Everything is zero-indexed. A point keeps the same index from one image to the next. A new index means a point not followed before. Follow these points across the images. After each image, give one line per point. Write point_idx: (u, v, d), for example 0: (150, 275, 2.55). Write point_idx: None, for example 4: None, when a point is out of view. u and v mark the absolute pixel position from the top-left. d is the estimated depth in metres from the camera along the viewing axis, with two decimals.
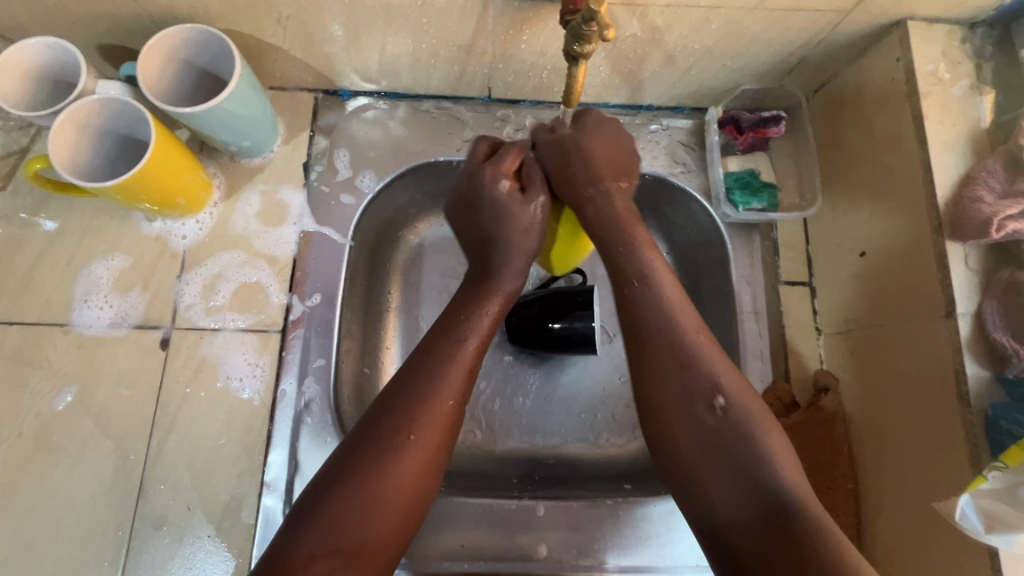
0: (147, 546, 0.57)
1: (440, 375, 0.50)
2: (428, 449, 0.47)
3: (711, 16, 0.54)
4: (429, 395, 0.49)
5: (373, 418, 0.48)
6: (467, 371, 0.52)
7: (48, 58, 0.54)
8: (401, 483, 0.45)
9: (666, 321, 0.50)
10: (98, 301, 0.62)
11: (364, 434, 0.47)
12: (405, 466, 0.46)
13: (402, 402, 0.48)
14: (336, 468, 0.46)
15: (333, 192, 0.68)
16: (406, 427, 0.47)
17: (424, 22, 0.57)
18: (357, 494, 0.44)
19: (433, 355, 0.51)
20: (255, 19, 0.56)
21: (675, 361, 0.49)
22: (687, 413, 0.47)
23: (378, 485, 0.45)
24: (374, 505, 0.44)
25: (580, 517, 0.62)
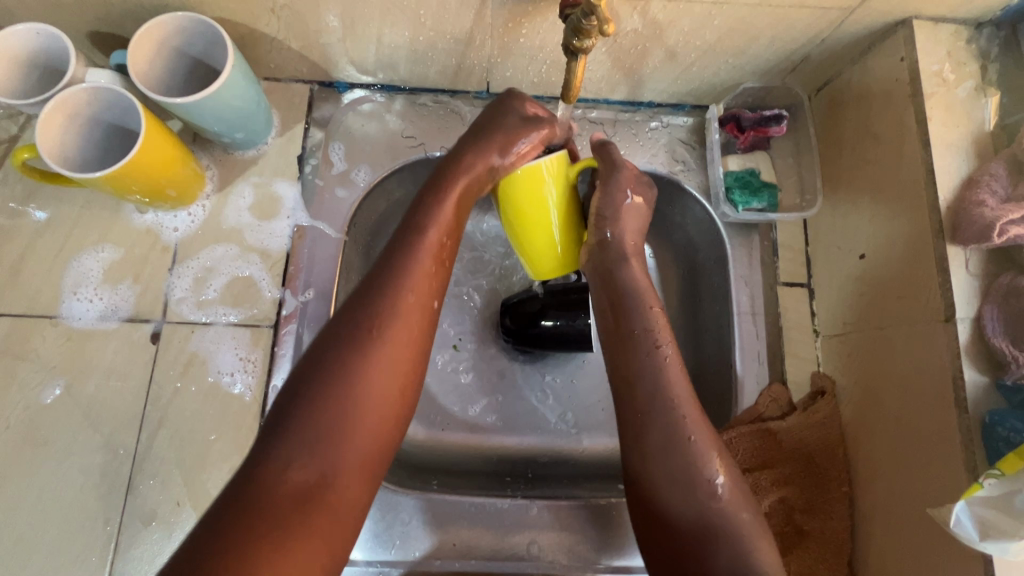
0: (135, 542, 0.56)
1: (405, 273, 0.47)
2: (395, 343, 0.45)
3: (714, 11, 0.53)
4: (391, 292, 0.46)
5: (342, 317, 0.45)
6: (430, 262, 0.48)
7: (37, 46, 0.53)
8: (373, 381, 0.43)
9: (666, 384, 0.49)
10: (88, 293, 0.62)
11: (331, 333, 0.45)
12: (378, 369, 0.44)
13: (365, 300, 0.46)
14: (301, 373, 0.43)
15: (328, 185, 0.67)
16: (378, 328, 0.45)
17: (421, 14, 0.56)
18: (329, 395, 0.42)
19: (396, 253, 0.48)
20: (248, 8, 0.55)
21: (665, 416, 0.49)
22: (683, 495, 0.47)
23: (347, 384, 0.42)
24: (350, 416, 0.42)
25: (573, 517, 0.61)
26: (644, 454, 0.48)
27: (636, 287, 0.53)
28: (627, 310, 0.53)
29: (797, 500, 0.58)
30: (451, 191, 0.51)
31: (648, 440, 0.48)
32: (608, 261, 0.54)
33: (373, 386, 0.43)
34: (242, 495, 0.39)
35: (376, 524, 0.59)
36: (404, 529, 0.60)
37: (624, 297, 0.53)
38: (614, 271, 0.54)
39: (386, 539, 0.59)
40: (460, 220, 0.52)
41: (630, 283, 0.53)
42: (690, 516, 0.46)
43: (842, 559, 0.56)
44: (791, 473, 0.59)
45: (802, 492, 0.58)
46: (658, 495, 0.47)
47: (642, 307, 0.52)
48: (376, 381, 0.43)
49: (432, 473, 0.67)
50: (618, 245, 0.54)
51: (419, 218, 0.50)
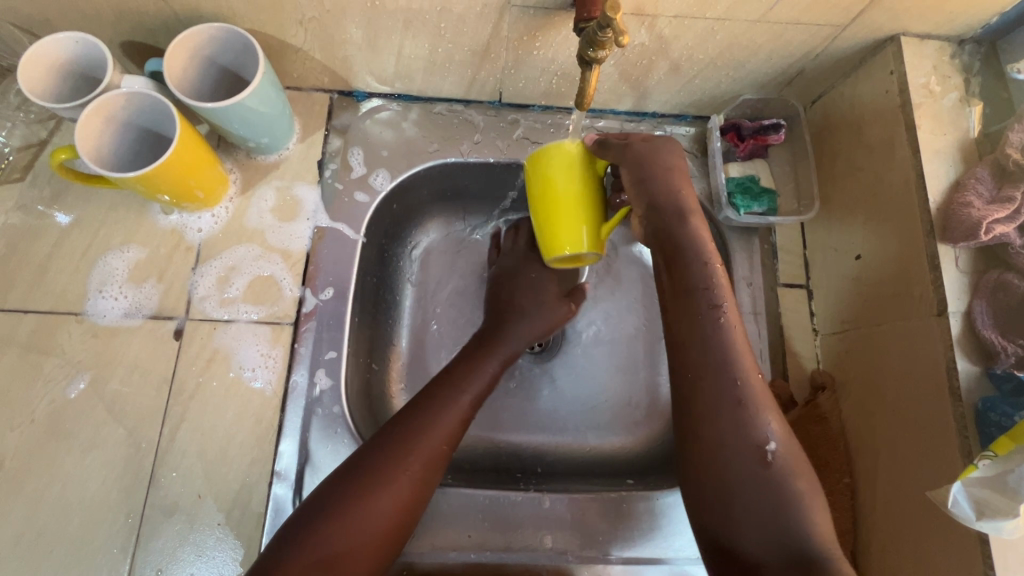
0: (158, 533, 0.57)
1: (438, 418, 0.55)
2: (414, 475, 0.52)
3: (715, 27, 0.57)
4: (420, 428, 0.54)
5: (377, 444, 0.53)
6: (460, 416, 0.57)
7: (76, 53, 0.56)
8: (383, 510, 0.50)
9: (721, 343, 0.50)
10: (112, 291, 0.63)
11: (363, 454, 0.52)
12: (385, 497, 0.50)
13: (396, 435, 0.53)
14: (318, 504, 0.49)
15: (346, 189, 0.70)
16: (401, 458, 0.52)
17: (441, 27, 0.59)
18: (339, 523, 0.48)
19: (437, 398, 0.57)
20: (277, 19, 0.59)
21: (724, 376, 0.49)
22: (735, 454, 0.47)
23: (361, 508, 0.49)
24: (352, 529, 0.48)
25: (584, 511, 0.63)
26: (694, 419, 0.49)
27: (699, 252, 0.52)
28: (684, 268, 0.52)
29: None
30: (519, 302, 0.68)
31: (698, 401, 0.49)
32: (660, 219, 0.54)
33: (378, 516, 0.49)
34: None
35: None
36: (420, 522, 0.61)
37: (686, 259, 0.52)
38: (674, 225, 0.53)
39: None
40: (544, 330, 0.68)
41: (691, 237, 0.53)
42: (744, 481, 0.46)
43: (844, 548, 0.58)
44: None
45: None
46: (715, 466, 0.47)
47: (704, 273, 0.51)
48: (379, 510, 0.49)
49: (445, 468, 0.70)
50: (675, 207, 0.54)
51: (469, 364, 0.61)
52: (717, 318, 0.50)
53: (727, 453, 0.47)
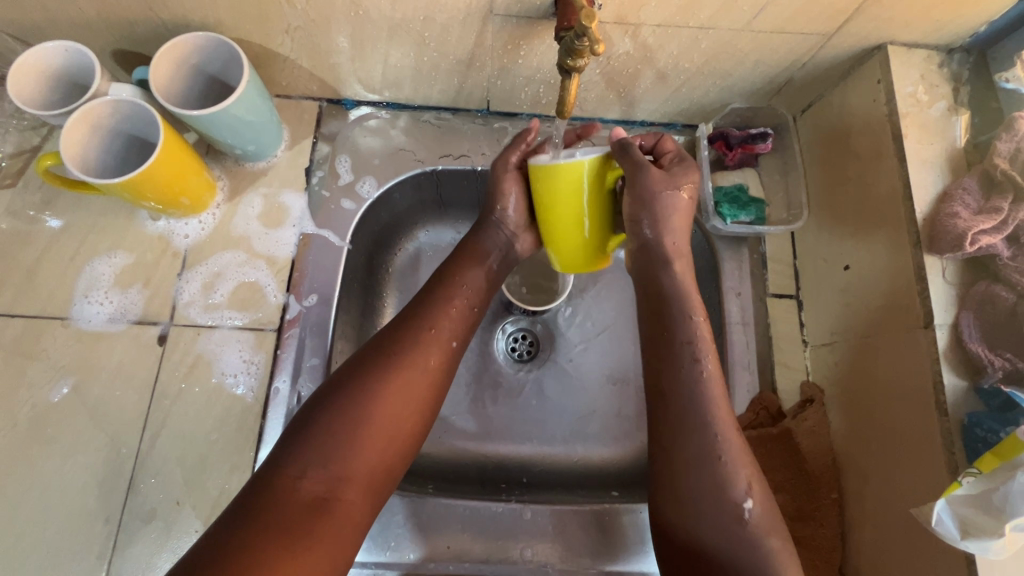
0: (135, 540, 0.57)
1: (435, 311, 0.55)
2: (420, 366, 0.52)
3: (700, 36, 0.58)
4: (418, 323, 0.54)
5: (372, 346, 0.53)
6: (454, 309, 0.57)
7: (64, 62, 0.57)
8: (390, 403, 0.49)
9: (704, 396, 0.50)
10: (98, 296, 0.64)
11: (362, 357, 0.52)
12: (394, 388, 0.50)
13: (394, 335, 0.53)
14: (321, 404, 0.49)
15: (334, 197, 0.70)
16: (401, 351, 0.52)
17: (426, 36, 0.60)
18: (346, 419, 0.48)
19: (431, 294, 0.57)
20: (263, 28, 0.59)
21: (702, 434, 0.49)
22: (715, 507, 0.47)
23: (369, 404, 0.49)
24: (366, 422, 0.48)
25: (567, 522, 0.62)
26: (675, 465, 0.49)
27: (686, 319, 0.53)
28: (666, 313, 0.54)
29: (789, 506, 0.59)
30: (462, 283, 0.59)
31: (680, 458, 0.49)
32: (653, 259, 0.56)
33: (387, 414, 0.49)
34: (266, 484, 0.45)
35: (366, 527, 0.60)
36: (399, 532, 0.60)
37: (670, 320, 0.54)
38: (659, 271, 0.55)
39: (380, 541, 0.60)
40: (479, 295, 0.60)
41: (672, 286, 0.55)
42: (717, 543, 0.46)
43: (833, 565, 0.57)
44: (781, 479, 0.60)
45: (793, 498, 0.60)
46: (686, 514, 0.48)
47: (686, 334, 0.53)
48: (392, 402, 0.50)
49: (428, 477, 0.69)
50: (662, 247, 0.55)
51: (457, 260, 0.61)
52: (698, 372, 0.51)
53: (705, 506, 0.47)
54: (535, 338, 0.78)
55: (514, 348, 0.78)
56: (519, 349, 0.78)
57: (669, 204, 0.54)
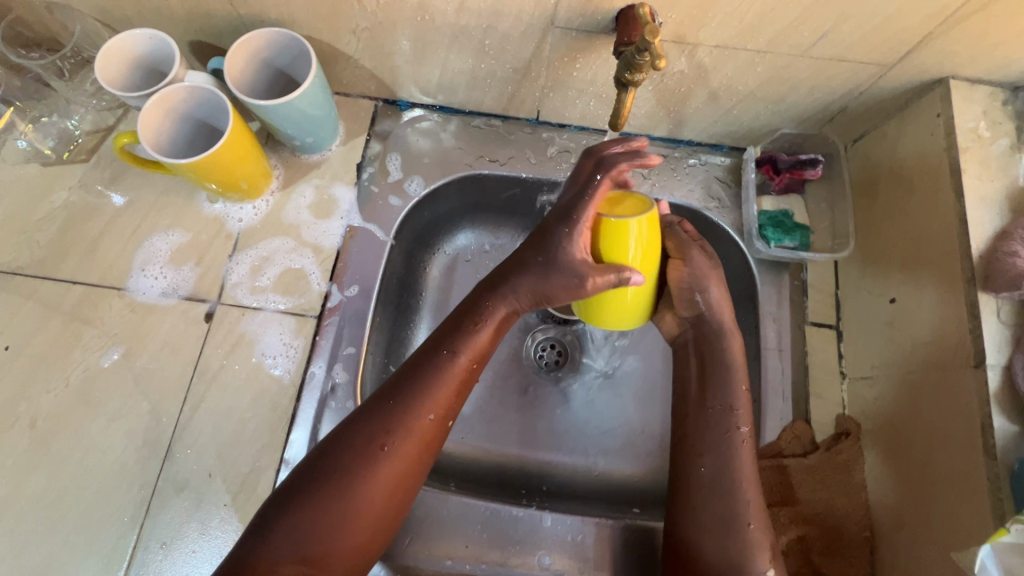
0: (166, 507, 0.58)
1: (429, 393, 0.54)
2: (403, 455, 0.53)
3: (757, 59, 0.58)
4: (407, 408, 0.53)
5: (356, 427, 0.53)
6: (454, 387, 0.55)
7: (148, 48, 0.61)
8: (375, 490, 0.52)
9: (729, 434, 0.57)
10: (154, 271, 0.67)
11: (345, 439, 0.53)
12: (376, 478, 0.52)
13: (380, 412, 0.53)
14: (301, 488, 0.51)
15: (381, 193, 0.72)
16: (387, 437, 0.52)
17: (486, 44, 0.62)
18: (328, 505, 0.50)
19: (427, 368, 0.55)
20: (333, 28, 0.62)
21: (721, 464, 0.56)
22: (714, 540, 0.54)
23: (356, 495, 0.51)
24: (348, 509, 0.51)
25: (586, 534, 0.61)
26: (692, 502, 0.56)
27: (728, 366, 0.59)
28: (717, 369, 0.59)
29: (816, 540, 0.58)
30: (486, 324, 0.56)
31: (698, 484, 0.56)
32: (702, 327, 0.60)
33: (371, 503, 0.52)
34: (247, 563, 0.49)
35: None
36: (418, 526, 0.61)
37: (712, 366, 0.60)
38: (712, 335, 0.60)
39: (400, 534, 0.60)
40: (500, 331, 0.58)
41: (726, 360, 0.59)
42: (718, 556, 0.54)
43: None
44: (810, 512, 0.59)
45: (822, 532, 0.58)
46: (692, 534, 0.55)
47: (729, 378, 0.59)
48: (376, 488, 0.52)
49: (448, 475, 0.69)
50: (716, 321, 0.60)
51: (462, 322, 0.56)
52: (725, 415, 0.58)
53: (706, 533, 0.54)
54: (564, 349, 0.78)
55: (542, 356, 0.78)
56: (546, 358, 0.78)
57: (717, 278, 0.59)
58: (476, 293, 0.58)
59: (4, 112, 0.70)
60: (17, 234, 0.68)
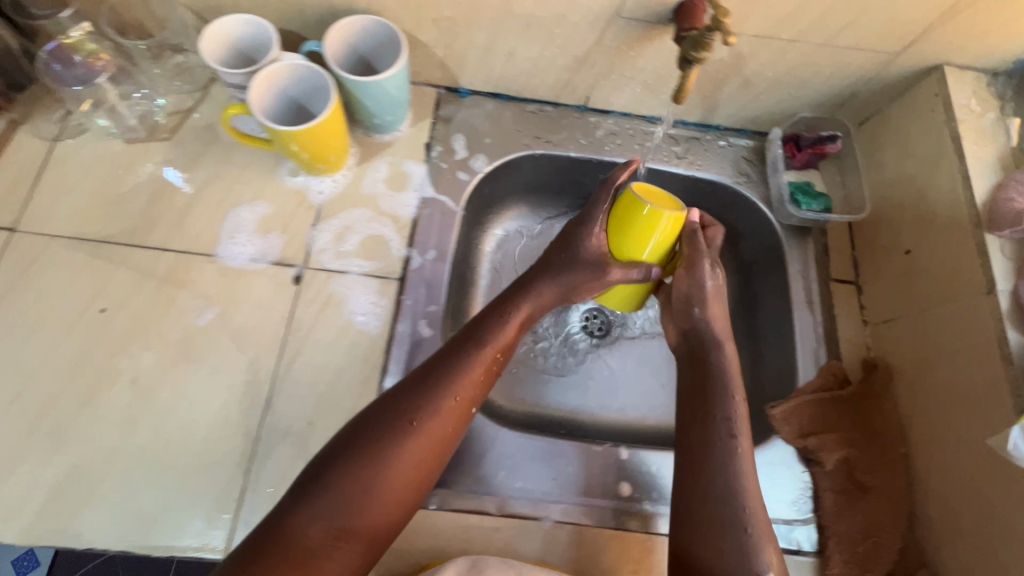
0: (271, 452, 0.62)
1: (459, 376, 0.56)
2: (431, 435, 0.53)
3: (788, 47, 0.68)
4: (440, 386, 0.55)
5: (388, 403, 0.54)
6: (481, 372, 0.57)
7: (249, 32, 0.67)
8: (401, 470, 0.51)
9: (732, 431, 0.58)
10: (242, 239, 0.71)
11: (377, 413, 0.54)
12: (406, 452, 0.52)
13: (414, 391, 0.55)
14: (332, 459, 0.51)
15: (450, 168, 0.78)
16: (419, 414, 0.53)
17: (554, 33, 0.70)
18: (359, 488, 0.50)
19: (460, 354, 0.57)
20: (417, 17, 0.69)
21: (724, 463, 0.57)
22: (721, 534, 0.53)
23: (383, 469, 0.51)
24: (372, 484, 0.50)
25: (659, 464, 0.69)
26: (693, 496, 0.56)
27: (725, 374, 0.62)
28: (713, 382, 0.62)
29: (859, 460, 0.66)
30: (512, 318, 0.61)
31: (699, 478, 0.57)
32: (704, 344, 0.65)
33: (397, 484, 0.51)
34: (272, 532, 0.48)
35: (479, 458, 0.67)
36: (512, 462, 0.67)
37: (710, 372, 0.63)
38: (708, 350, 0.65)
39: (497, 470, 0.67)
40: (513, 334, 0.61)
41: (723, 370, 0.63)
42: (724, 549, 0.52)
43: (903, 508, 0.64)
44: (850, 436, 0.67)
45: (863, 452, 0.66)
46: (699, 535, 0.54)
47: (725, 382, 0.61)
48: (403, 464, 0.51)
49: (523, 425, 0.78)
50: (713, 336, 0.65)
51: (492, 317, 0.61)
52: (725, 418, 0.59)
53: (709, 530, 0.53)
54: (601, 316, 0.87)
55: (587, 324, 0.86)
56: (591, 325, 0.86)
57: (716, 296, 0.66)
58: (504, 300, 0.63)
59: (101, 89, 0.73)
60: (106, 206, 0.71)
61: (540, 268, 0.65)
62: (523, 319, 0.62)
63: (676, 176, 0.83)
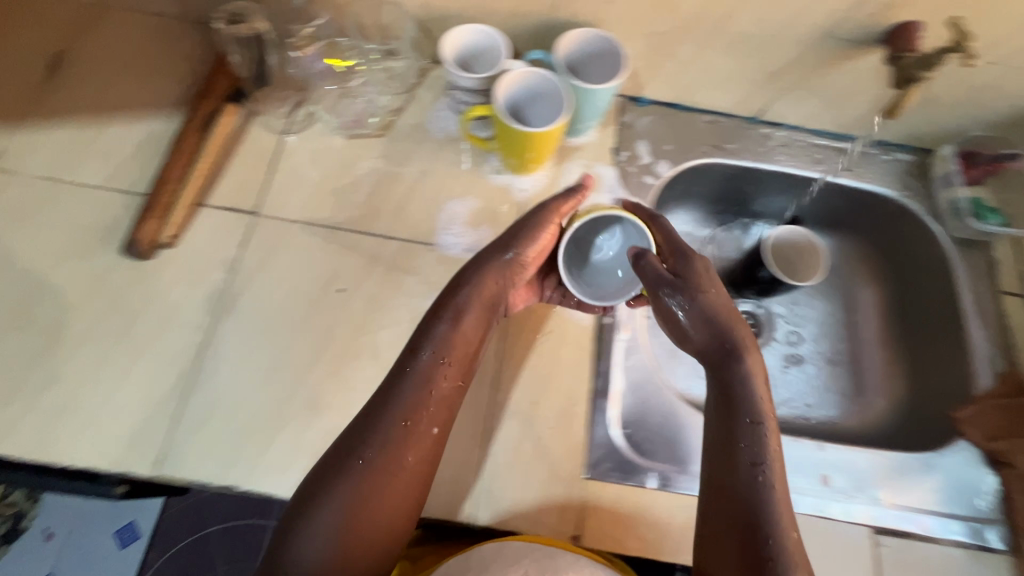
0: (503, 428, 0.67)
1: (406, 401, 0.55)
2: (371, 463, 0.53)
3: (986, 69, 0.72)
4: (386, 407, 0.55)
5: (378, 436, 0.54)
6: (444, 393, 0.57)
7: (482, 41, 0.74)
8: (386, 502, 0.52)
9: (763, 450, 0.55)
10: (457, 230, 0.77)
11: (345, 440, 0.55)
12: (365, 486, 0.52)
13: (363, 426, 0.55)
14: (311, 484, 0.53)
15: (637, 172, 0.83)
16: (371, 451, 0.53)
17: (757, 49, 0.75)
18: (329, 510, 0.51)
19: (416, 376, 0.57)
20: (631, 31, 0.75)
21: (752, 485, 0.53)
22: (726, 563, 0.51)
23: (353, 500, 0.51)
24: (363, 516, 0.51)
25: (857, 458, 0.71)
26: (707, 522, 0.54)
27: (751, 388, 0.59)
28: (735, 396, 0.58)
29: None
30: (463, 328, 0.61)
31: (741, 502, 0.53)
32: (729, 356, 0.61)
33: (385, 516, 0.52)
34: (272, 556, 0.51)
35: (684, 443, 0.70)
36: None
37: (734, 380, 0.59)
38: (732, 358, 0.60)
39: (706, 456, 0.69)
40: (475, 337, 0.61)
41: (745, 380, 0.59)
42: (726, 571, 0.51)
43: None
44: None
45: None
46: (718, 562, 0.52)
47: (751, 399, 0.58)
48: (356, 492, 0.51)
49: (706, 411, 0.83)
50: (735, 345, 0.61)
51: (448, 328, 0.60)
52: (751, 424, 0.57)
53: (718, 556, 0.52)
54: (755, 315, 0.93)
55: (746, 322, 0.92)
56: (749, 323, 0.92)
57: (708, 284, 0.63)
58: (446, 297, 0.63)
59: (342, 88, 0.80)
60: (333, 196, 0.77)
61: (474, 266, 0.64)
62: (476, 321, 0.61)
63: (841, 188, 0.89)
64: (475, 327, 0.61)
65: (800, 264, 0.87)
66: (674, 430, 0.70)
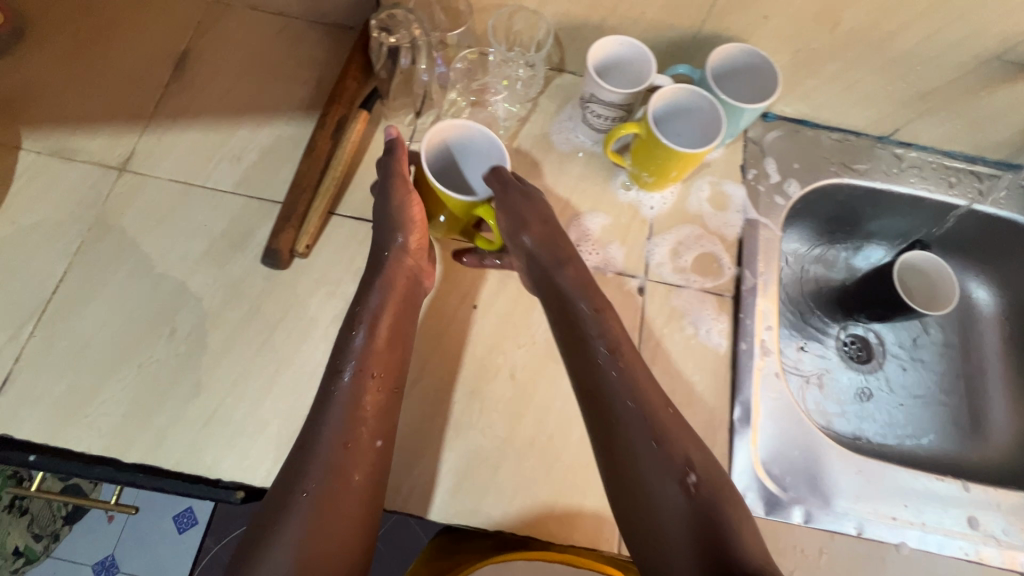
0: None
1: (342, 421, 0.57)
2: (320, 485, 0.54)
3: None
4: (317, 433, 0.56)
5: (293, 459, 0.56)
6: (361, 412, 0.58)
7: (623, 55, 0.71)
8: (338, 527, 0.53)
9: (677, 457, 0.57)
10: (587, 247, 0.75)
11: (292, 467, 0.55)
12: (310, 510, 0.53)
13: (303, 451, 0.56)
14: (264, 514, 0.54)
15: (767, 191, 0.81)
16: (310, 476, 0.54)
17: (912, 69, 0.72)
18: (291, 534, 0.52)
19: (328, 394, 0.58)
20: (780, 47, 0.72)
21: (662, 493, 0.55)
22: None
23: (301, 525, 0.52)
24: (314, 540, 0.52)
25: (1003, 501, 0.69)
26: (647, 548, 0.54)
27: (643, 392, 0.60)
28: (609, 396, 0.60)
29: None
30: (377, 335, 0.61)
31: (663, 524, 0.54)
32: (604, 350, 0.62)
33: (338, 548, 0.53)
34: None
35: (829, 479, 0.67)
36: (864, 488, 0.68)
37: (620, 378, 0.60)
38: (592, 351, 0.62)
39: (851, 495, 0.67)
40: (395, 338, 0.62)
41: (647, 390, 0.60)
42: None
43: None
44: None
45: None
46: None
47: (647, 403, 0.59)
48: (313, 519, 0.53)
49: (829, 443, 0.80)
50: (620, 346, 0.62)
51: (365, 347, 0.60)
52: (666, 426, 0.58)
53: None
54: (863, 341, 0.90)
55: (853, 349, 0.89)
56: (856, 350, 0.89)
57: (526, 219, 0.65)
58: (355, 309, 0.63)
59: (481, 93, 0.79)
60: None
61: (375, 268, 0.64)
62: (389, 326, 0.62)
63: (977, 213, 0.85)
64: (396, 327, 0.62)
65: (931, 289, 0.81)
66: (819, 466, 0.68)
